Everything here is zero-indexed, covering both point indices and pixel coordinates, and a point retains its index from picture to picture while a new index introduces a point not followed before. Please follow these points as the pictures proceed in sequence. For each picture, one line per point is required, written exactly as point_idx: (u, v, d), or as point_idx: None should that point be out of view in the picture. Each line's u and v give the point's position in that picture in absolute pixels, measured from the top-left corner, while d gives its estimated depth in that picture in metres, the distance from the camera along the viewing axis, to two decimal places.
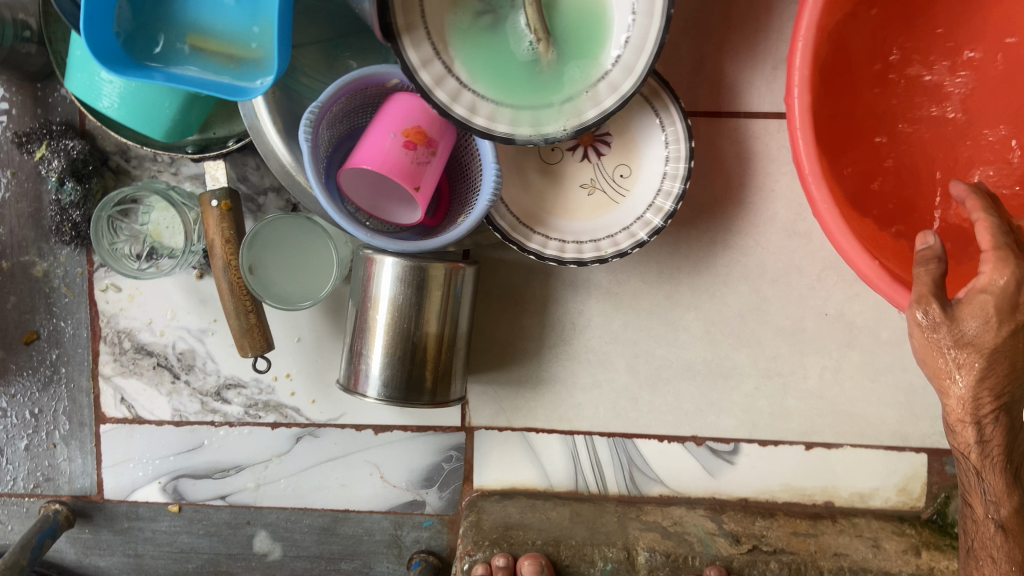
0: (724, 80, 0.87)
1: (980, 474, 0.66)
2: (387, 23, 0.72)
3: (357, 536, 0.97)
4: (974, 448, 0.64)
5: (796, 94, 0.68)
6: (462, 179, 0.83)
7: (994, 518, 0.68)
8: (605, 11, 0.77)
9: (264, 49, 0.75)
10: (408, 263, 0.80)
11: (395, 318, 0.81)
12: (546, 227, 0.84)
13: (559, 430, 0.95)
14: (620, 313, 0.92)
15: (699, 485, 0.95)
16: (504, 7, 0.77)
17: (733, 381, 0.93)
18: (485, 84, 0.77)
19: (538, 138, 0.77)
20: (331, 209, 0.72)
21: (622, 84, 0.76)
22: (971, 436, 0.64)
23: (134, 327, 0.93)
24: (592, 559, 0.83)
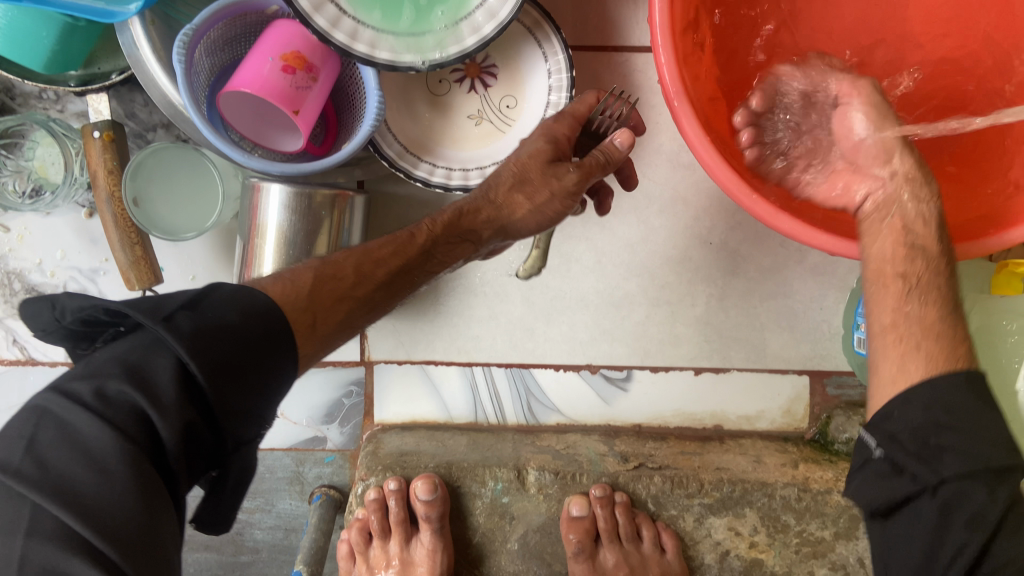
0: (608, 11, 0.89)
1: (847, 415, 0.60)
2: None
3: (259, 474, 0.98)
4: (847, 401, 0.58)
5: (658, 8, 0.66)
6: (348, 108, 0.84)
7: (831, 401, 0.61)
8: None
9: None
10: (294, 190, 0.80)
11: (282, 245, 0.81)
12: (434, 156, 0.85)
13: (458, 362, 0.96)
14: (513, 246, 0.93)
15: (594, 413, 0.98)
16: None
17: (624, 311, 0.95)
18: (364, 12, 0.77)
19: (420, 63, 0.78)
20: (209, 131, 0.72)
21: (500, 10, 0.77)
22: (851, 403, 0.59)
23: (24, 268, 0.92)
24: (483, 479, 0.86)
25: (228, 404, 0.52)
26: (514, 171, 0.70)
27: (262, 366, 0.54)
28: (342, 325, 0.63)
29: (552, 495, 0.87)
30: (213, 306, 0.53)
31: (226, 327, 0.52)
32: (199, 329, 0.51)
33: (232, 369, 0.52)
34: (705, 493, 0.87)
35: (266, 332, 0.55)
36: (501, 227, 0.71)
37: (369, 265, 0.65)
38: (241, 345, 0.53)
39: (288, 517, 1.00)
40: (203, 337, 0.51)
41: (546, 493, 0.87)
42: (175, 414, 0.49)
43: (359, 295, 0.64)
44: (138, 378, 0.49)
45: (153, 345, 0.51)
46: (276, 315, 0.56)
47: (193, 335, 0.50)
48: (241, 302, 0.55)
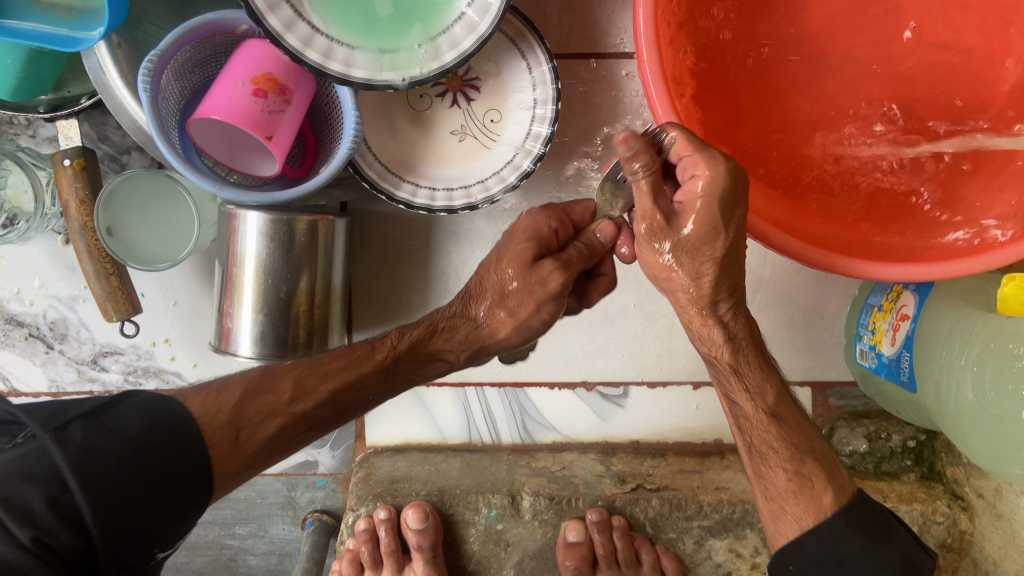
0: (593, 18, 0.85)
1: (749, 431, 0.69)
2: None
3: (250, 500, 0.96)
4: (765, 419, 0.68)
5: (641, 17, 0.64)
6: (325, 128, 0.81)
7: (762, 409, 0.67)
8: None
9: None
10: (272, 217, 0.77)
11: (263, 275, 0.79)
12: (416, 176, 0.82)
13: (449, 382, 0.94)
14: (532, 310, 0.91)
15: (591, 430, 0.96)
16: None
17: (619, 325, 0.93)
18: (337, 30, 0.74)
19: (398, 80, 0.75)
20: (177, 162, 0.69)
21: (479, 24, 0.74)
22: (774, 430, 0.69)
23: (2, 298, 0.89)
24: (476, 507, 0.84)
25: (110, 523, 0.54)
26: (497, 286, 0.70)
27: (151, 490, 0.56)
28: (279, 444, 0.66)
29: (547, 520, 0.85)
30: (116, 417, 0.57)
31: (121, 445, 0.55)
32: (89, 443, 0.54)
33: (118, 486, 0.54)
34: (705, 516, 0.84)
35: (170, 446, 0.58)
36: (472, 342, 0.73)
37: (311, 380, 0.67)
38: (133, 457, 0.55)
39: (282, 542, 0.97)
40: (90, 450, 0.54)
41: (542, 519, 0.85)
42: (37, 525, 0.50)
43: (294, 412, 0.66)
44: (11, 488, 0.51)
45: (37, 454, 0.53)
46: (185, 432, 0.59)
47: (81, 448, 0.54)
48: (145, 420, 0.58)
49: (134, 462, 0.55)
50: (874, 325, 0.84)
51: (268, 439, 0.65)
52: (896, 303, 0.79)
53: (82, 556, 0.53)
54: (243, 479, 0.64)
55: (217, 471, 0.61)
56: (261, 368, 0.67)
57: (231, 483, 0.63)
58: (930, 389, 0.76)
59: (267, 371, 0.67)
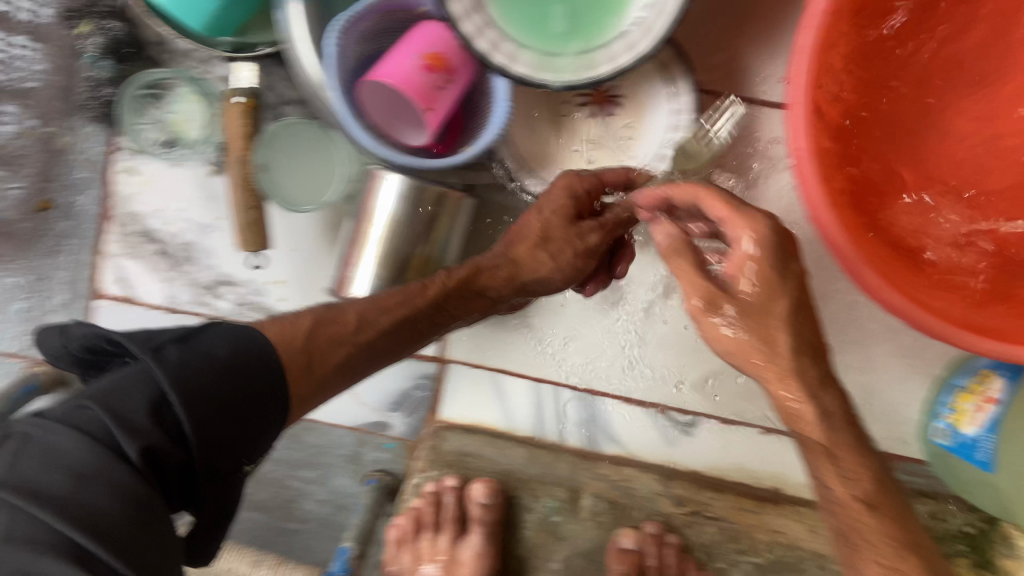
0: (740, 63, 0.90)
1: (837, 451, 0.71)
2: None
3: (320, 448, 1.00)
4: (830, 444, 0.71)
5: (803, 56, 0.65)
6: (473, 113, 0.87)
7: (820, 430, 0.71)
8: None
9: None
10: (409, 181, 0.83)
11: (391, 232, 0.84)
12: (545, 174, 0.88)
13: (529, 376, 0.98)
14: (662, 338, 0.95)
15: (655, 452, 0.98)
16: None
17: (704, 357, 0.96)
18: (508, 25, 0.80)
19: (553, 82, 0.80)
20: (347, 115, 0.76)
21: (639, 43, 0.78)
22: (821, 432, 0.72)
23: (143, 212, 0.97)
24: (538, 493, 0.93)
25: (206, 434, 0.59)
26: (538, 227, 0.78)
27: (232, 415, 0.61)
28: (345, 370, 0.71)
29: (604, 523, 0.92)
30: (206, 340, 0.62)
31: (201, 368, 0.60)
32: (182, 362, 0.59)
33: (211, 398, 0.59)
34: (758, 553, 0.89)
35: (252, 367, 0.63)
36: (514, 278, 0.80)
37: (373, 313, 0.73)
38: (221, 377, 0.60)
39: (340, 494, 1.01)
40: (185, 368, 0.59)
41: (599, 520, 0.92)
42: (140, 436, 0.56)
43: (359, 341, 0.72)
44: (111, 413, 0.57)
45: (132, 381, 0.58)
46: (265, 358, 0.64)
47: (177, 367, 0.59)
48: (217, 347, 0.62)
49: (218, 377, 0.60)
50: (956, 405, 0.85)
51: (337, 362, 0.70)
52: (984, 386, 0.81)
53: (185, 468, 0.60)
54: (308, 400, 0.69)
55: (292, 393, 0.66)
56: (324, 304, 0.73)
57: (304, 404, 0.68)
58: (1009, 474, 0.77)
59: (333, 309, 0.72)
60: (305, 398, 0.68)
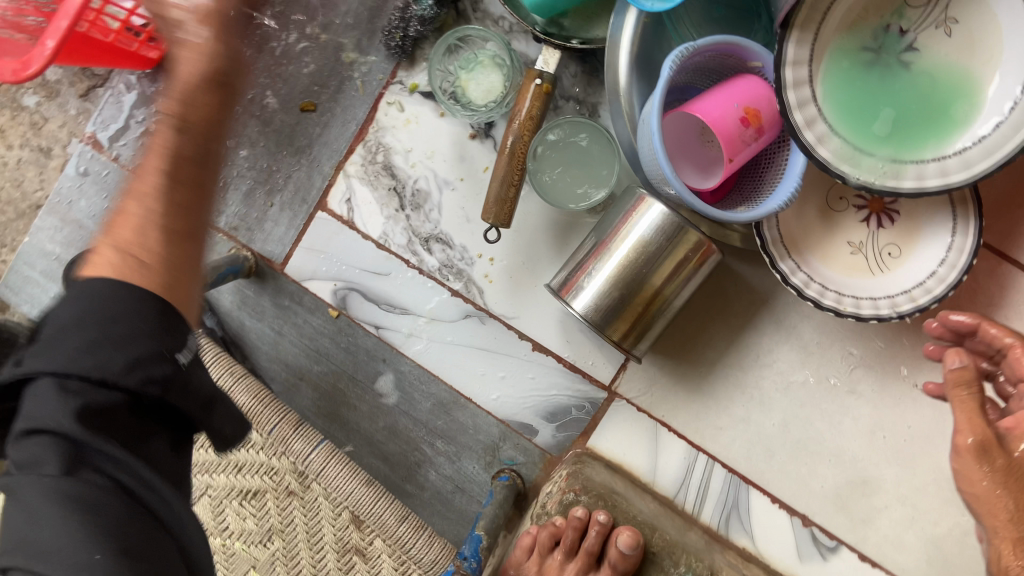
0: (1022, 226, 0.88)
1: None
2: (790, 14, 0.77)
3: (464, 427, 1.00)
4: None
5: None
6: (754, 178, 0.86)
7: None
8: (973, 112, 0.77)
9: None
10: (673, 217, 0.83)
11: (636, 259, 0.85)
12: (800, 259, 0.87)
13: (688, 439, 0.97)
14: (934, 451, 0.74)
15: (783, 560, 0.95)
16: (889, 56, 0.79)
17: (868, 489, 0.94)
18: (829, 107, 0.79)
19: (850, 175, 0.79)
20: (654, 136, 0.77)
21: (953, 173, 0.77)
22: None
23: (394, 148, 0.99)
24: (675, 558, 0.91)
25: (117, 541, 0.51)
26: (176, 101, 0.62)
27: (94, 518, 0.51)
28: (174, 241, 0.60)
29: None
30: (74, 340, 0.52)
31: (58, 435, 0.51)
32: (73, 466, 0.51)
33: (99, 411, 0.52)
34: None
35: (112, 360, 0.52)
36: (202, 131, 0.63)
37: (192, 135, 0.62)
38: (102, 388, 0.52)
39: (465, 477, 1.00)
40: (81, 399, 0.52)
41: None
42: (61, 480, 0.51)
43: (171, 164, 0.61)
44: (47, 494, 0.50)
45: (47, 451, 0.51)
46: (110, 368, 0.52)
47: (72, 397, 0.51)
48: (114, 283, 0.55)
49: (74, 509, 0.51)
50: None
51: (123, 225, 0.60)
52: None
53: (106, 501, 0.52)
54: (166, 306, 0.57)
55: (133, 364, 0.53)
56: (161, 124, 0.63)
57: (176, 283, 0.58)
58: None
59: (118, 210, 0.61)
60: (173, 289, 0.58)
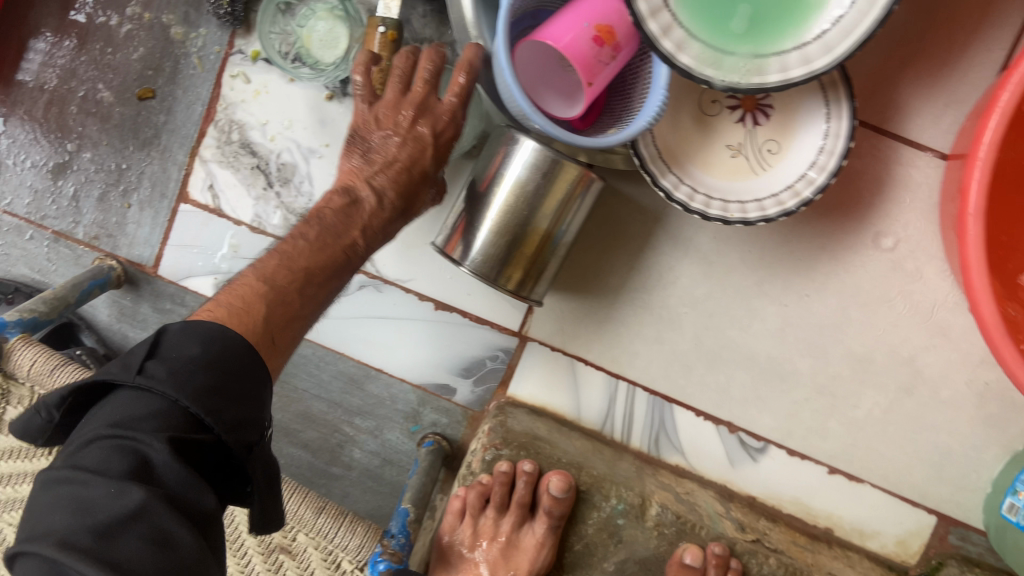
0: (895, 99, 0.87)
1: (622, 533, 0.85)
2: None
3: (380, 399, 0.97)
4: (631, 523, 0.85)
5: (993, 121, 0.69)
6: (621, 97, 0.83)
7: (584, 536, 0.86)
8: None
9: None
10: (545, 153, 0.79)
11: (518, 200, 0.81)
12: (682, 171, 0.84)
13: (606, 369, 0.96)
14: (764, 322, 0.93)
15: (715, 469, 0.96)
16: None
17: (786, 385, 0.94)
18: (683, 12, 0.75)
19: (715, 80, 0.76)
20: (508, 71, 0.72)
21: (815, 60, 0.74)
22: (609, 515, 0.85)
23: (248, 123, 0.92)
24: (608, 494, 0.85)
25: (222, 415, 0.55)
26: None
27: (220, 390, 0.56)
28: (282, 316, 0.66)
29: (666, 536, 0.85)
30: (174, 344, 0.57)
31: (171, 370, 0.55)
32: (171, 368, 0.55)
33: (207, 387, 0.55)
34: None
35: (225, 348, 0.58)
36: None
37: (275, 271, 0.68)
38: (206, 371, 0.56)
39: (390, 449, 0.98)
40: (176, 373, 0.55)
41: (662, 532, 0.85)
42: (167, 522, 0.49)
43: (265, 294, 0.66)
44: (161, 416, 0.54)
45: (144, 400, 0.54)
46: (212, 340, 0.58)
47: (170, 376, 0.55)
48: (215, 327, 0.59)
49: (206, 372, 0.56)
50: None
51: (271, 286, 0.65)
52: None
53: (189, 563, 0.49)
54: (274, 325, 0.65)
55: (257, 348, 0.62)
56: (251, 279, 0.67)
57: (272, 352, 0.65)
58: None
59: None
60: (267, 338, 0.64)
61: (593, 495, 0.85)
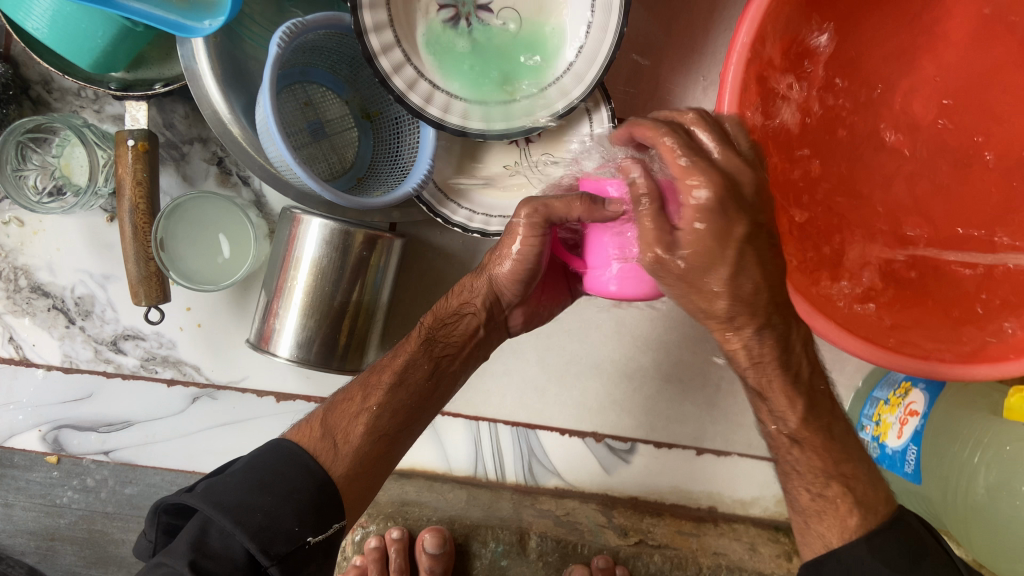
0: (660, 90, 0.91)
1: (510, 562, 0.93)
2: None
3: None
4: (517, 554, 0.93)
5: (732, 65, 0.67)
6: (392, 152, 0.87)
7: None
8: (560, 24, 0.79)
9: None
10: (335, 226, 0.78)
11: (316, 280, 0.79)
12: (470, 202, 0.86)
13: (464, 415, 0.96)
14: (593, 328, 0.95)
15: (593, 480, 0.98)
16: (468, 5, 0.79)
17: (636, 383, 0.97)
18: (439, 77, 0.79)
19: (487, 134, 0.79)
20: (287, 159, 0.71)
21: (572, 90, 0.78)
22: (492, 556, 0.94)
23: (33, 265, 0.88)
24: (484, 539, 0.94)
25: (252, 523, 0.61)
26: None
27: (269, 491, 0.63)
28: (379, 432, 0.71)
29: (552, 562, 0.95)
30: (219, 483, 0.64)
31: (247, 476, 0.64)
32: (208, 487, 0.63)
33: (243, 488, 0.63)
34: None
35: (275, 471, 0.65)
36: None
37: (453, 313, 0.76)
38: (257, 487, 0.63)
39: None
40: (216, 489, 0.63)
41: (546, 560, 0.94)
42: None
43: (370, 407, 0.72)
44: (203, 531, 0.61)
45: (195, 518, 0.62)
46: (263, 463, 0.66)
47: (207, 489, 0.63)
48: (278, 463, 0.66)
49: (250, 486, 0.64)
50: (881, 416, 0.88)
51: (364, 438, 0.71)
52: (905, 399, 0.84)
53: None
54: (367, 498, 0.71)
55: (330, 476, 0.67)
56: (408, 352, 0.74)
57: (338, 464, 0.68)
58: (934, 483, 0.81)
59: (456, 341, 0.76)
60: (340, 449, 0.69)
61: (473, 542, 0.95)
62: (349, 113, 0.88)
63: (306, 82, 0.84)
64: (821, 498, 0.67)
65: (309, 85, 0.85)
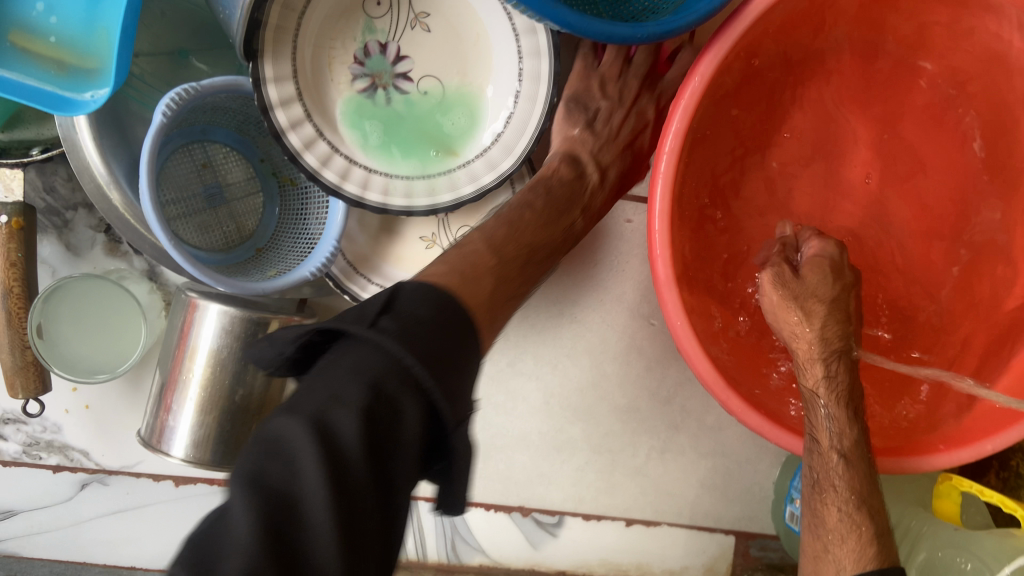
0: None
1: None
2: (253, 43, 0.66)
3: None
4: None
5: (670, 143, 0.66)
6: (300, 223, 0.79)
7: None
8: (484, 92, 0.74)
9: (103, 58, 0.64)
10: (236, 313, 0.72)
11: (215, 372, 0.72)
12: (382, 277, 0.80)
13: None
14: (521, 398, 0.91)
15: (520, 556, 0.95)
16: (384, 71, 0.73)
17: (565, 454, 0.93)
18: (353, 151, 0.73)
19: (409, 211, 0.72)
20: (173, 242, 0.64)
21: (500, 163, 0.73)
22: None
23: None
24: None
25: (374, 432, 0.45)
26: None
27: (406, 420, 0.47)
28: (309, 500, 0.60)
29: None
30: (346, 355, 0.47)
31: (404, 337, 0.48)
32: (399, 326, 0.49)
33: (413, 360, 0.48)
34: None
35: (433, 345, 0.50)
36: None
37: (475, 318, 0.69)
38: (417, 376, 0.47)
39: None
40: (411, 326, 0.49)
41: None
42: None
43: None
44: (342, 383, 0.46)
45: (364, 346, 0.48)
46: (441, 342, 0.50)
47: (403, 331, 0.48)
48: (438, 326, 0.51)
49: (422, 349, 0.48)
50: None
51: None
52: None
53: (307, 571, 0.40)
54: None
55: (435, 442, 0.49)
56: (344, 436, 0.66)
57: None
58: None
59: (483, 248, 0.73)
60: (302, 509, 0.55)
61: None
62: (255, 175, 0.80)
63: (208, 141, 0.76)
64: (848, 520, 0.62)
65: (210, 144, 0.77)
